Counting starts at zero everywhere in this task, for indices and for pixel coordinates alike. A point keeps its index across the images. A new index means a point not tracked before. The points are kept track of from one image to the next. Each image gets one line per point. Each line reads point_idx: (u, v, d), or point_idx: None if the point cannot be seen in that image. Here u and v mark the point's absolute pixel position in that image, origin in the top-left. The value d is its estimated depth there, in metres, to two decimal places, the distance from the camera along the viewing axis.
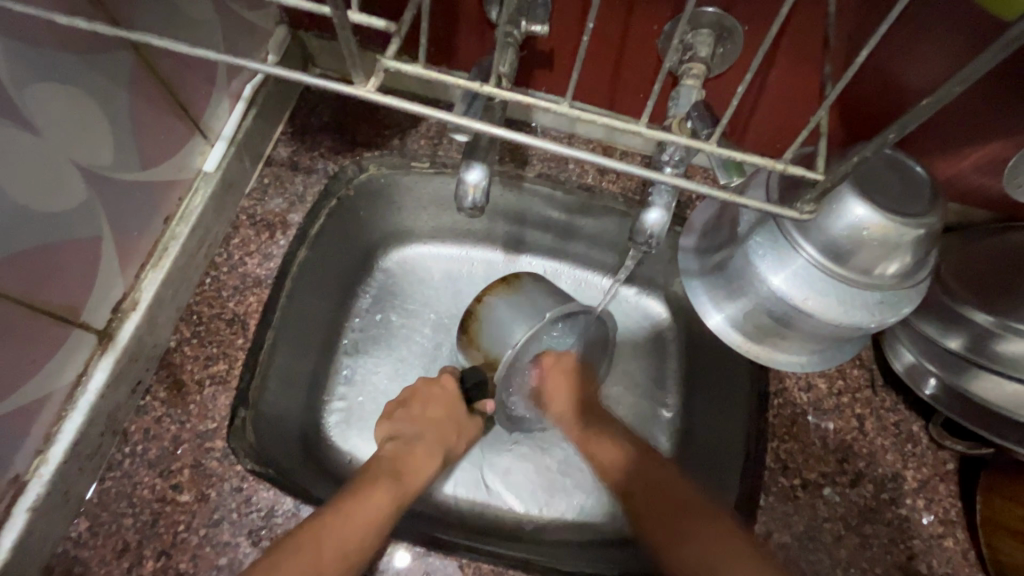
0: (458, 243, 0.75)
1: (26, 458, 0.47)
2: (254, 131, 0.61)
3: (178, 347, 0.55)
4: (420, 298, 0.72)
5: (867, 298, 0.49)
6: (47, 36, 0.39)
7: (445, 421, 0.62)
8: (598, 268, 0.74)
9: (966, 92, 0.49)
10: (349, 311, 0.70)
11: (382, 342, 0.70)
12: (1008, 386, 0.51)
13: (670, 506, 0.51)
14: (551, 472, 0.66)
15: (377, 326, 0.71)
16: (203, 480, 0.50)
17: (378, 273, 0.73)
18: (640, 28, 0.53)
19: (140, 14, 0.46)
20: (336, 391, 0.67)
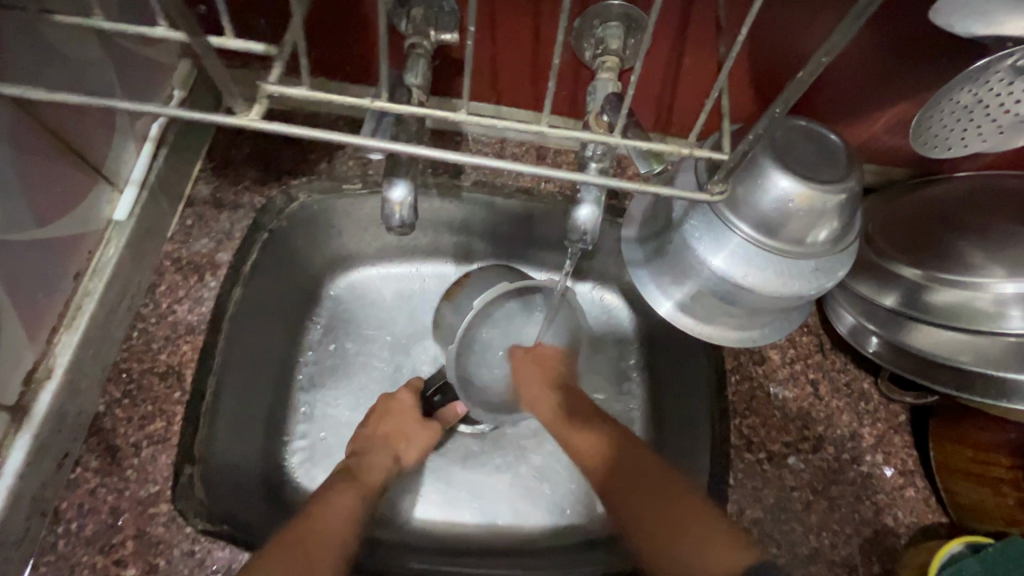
0: (406, 261, 0.73)
1: None
2: (166, 171, 0.58)
3: (109, 410, 0.51)
4: (374, 321, 0.70)
5: (803, 267, 0.51)
6: None
7: (395, 436, 0.61)
8: (549, 267, 0.73)
9: (854, 49, 0.50)
10: (300, 346, 0.67)
11: (339, 372, 0.67)
12: (944, 334, 0.52)
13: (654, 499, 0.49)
14: (528, 480, 0.65)
15: (332, 356, 0.68)
16: (149, 549, 0.47)
17: (326, 302, 0.70)
18: (551, 28, 0.53)
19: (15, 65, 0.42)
20: (295, 429, 0.64)
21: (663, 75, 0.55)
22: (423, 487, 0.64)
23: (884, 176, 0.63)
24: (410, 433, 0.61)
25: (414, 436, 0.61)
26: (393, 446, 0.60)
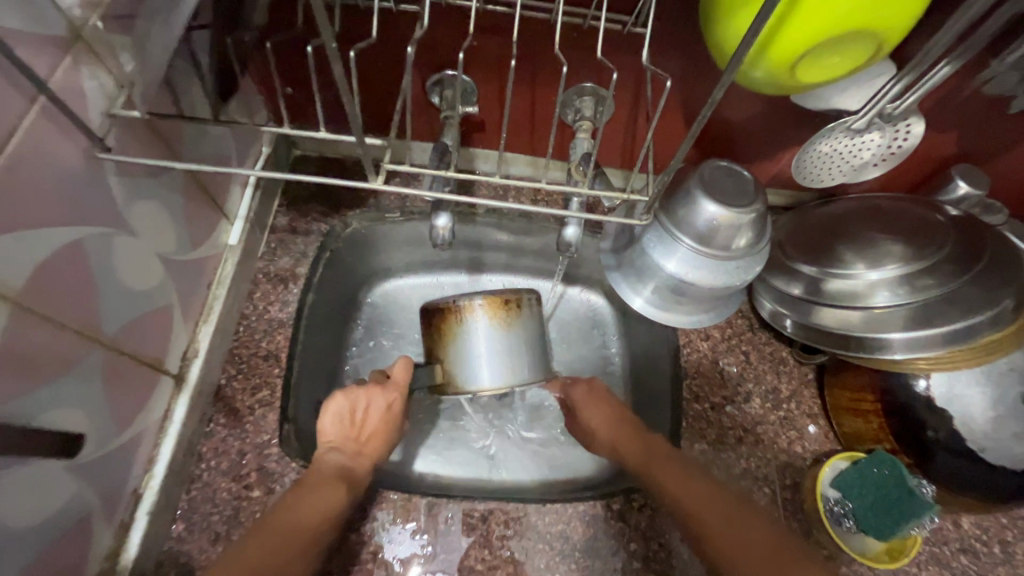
0: (427, 274, 0.93)
1: (139, 474, 0.58)
2: (259, 207, 0.78)
3: (228, 382, 0.70)
4: (404, 321, 0.91)
5: (729, 266, 0.72)
6: (138, 167, 0.52)
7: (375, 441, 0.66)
8: (545, 276, 0.93)
9: (760, 114, 0.70)
10: (347, 341, 0.87)
11: (379, 362, 0.88)
12: (830, 313, 0.70)
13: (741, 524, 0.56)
14: (531, 440, 0.84)
15: (372, 350, 0.88)
16: (268, 478, 0.65)
17: (366, 307, 0.90)
18: (544, 101, 0.74)
19: (187, 139, 0.59)
20: None
21: (623, 132, 0.76)
22: (452, 445, 0.83)
23: (791, 197, 0.85)
24: (388, 436, 0.68)
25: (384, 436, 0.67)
26: (371, 451, 0.66)
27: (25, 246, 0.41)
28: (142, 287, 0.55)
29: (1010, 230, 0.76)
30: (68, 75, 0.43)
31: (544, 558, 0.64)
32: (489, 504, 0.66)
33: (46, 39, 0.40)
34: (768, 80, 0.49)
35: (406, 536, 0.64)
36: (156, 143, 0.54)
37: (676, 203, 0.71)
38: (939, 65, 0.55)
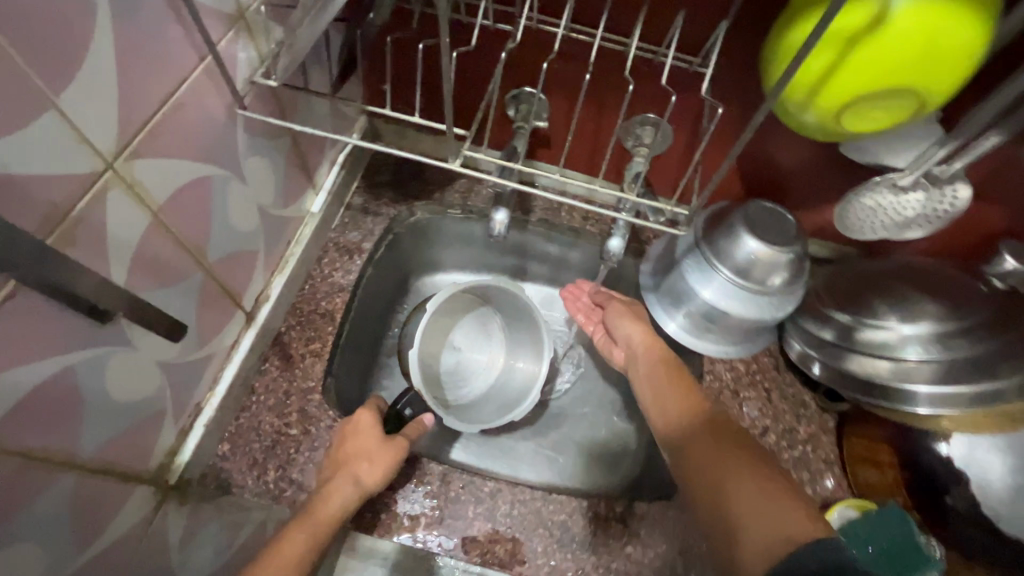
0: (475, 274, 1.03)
1: (203, 390, 0.66)
2: (340, 185, 0.88)
3: (287, 331, 0.78)
4: None
5: (761, 300, 0.76)
6: (257, 125, 0.62)
7: (356, 455, 0.65)
8: None
9: (810, 162, 0.75)
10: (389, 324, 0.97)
11: None
12: (859, 360, 0.72)
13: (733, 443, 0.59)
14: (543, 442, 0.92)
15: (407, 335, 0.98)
16: (306, 419, 0.72)
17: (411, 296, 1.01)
18: (608, 125, 0.81)
19: (299, 109, 0.69)
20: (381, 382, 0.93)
21: (678, 163, 0.82)
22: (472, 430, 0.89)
23: (834, 251, 0.88)
24: (381, 456, 0.65)
25: (374, 453, 0.65)
26: (352, 469, 0.63)
27: (172, 171, 0.50)
28: (240, 228, 0.64)
29: None
30: (229, 45, 0.53)
31: (542, 543, 0.67)
32: (500, 482, 0.70)
33: (221, 14, 0.51)
34: (820, 126, 0.54)
35: (419, 496, 0.69)
36: (274, 106, 0.63)
37: (720, 232, 0.76)
38: (985, 136, 0.58)
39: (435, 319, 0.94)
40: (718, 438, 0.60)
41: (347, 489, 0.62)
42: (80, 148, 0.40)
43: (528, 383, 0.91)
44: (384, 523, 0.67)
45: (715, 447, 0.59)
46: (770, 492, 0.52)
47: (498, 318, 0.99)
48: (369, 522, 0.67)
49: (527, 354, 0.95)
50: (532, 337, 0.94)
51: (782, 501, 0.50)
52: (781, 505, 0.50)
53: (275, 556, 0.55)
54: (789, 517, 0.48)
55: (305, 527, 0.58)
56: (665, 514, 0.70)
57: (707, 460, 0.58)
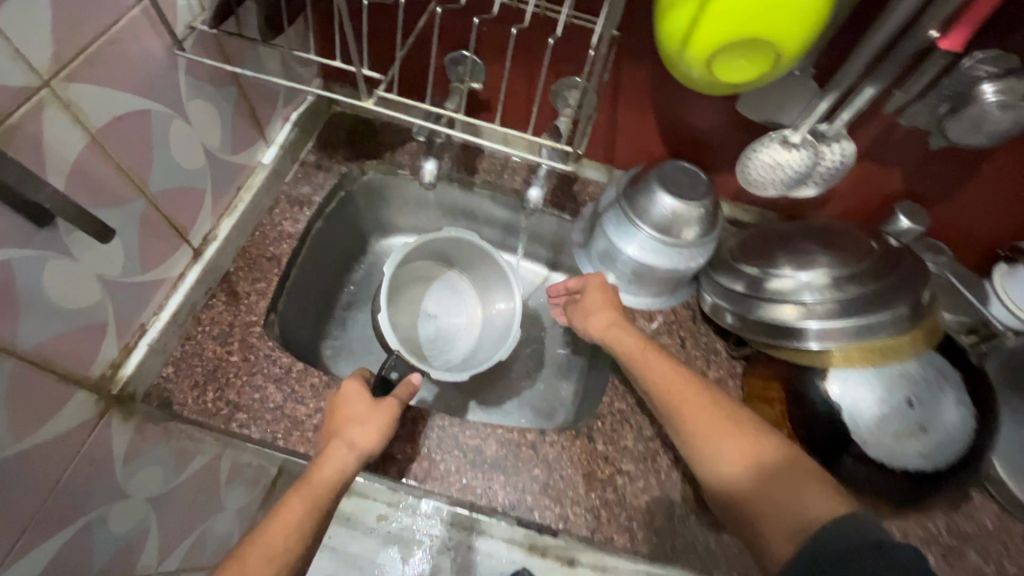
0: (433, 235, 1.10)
1: (149, 313, 0.73)
2: (294, 141, 0.94)
3: (236, 271, 0.84)
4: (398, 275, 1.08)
5: (673, 253, 0.82)
6: (200, 70, 0.68)
7: (346, 419, 0.69)
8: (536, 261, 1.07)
9: (720, 124, 0.81)
10: (345, 280, 1.04)
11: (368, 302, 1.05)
12: (762, 308, 0.76)
13: (746, 424, 0.64)
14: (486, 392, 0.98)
15: (363, 292, 1.05)
16: (248, 348, 0.78)
17: (370, 256, 1.07)
18: (539, 88, 0.87)
19: (244, 60, 0.75)
20: (333, 333, 1.00)
21: (605, 126, 0.89)
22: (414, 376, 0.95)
23: (756, 215, 0.94)
24: (378, 423, 0.68)
25: (365, 418, 0.69)
26: (346, 435, 0.67)
27: (111, 100, 0.56)
28: (185, 166, 0.70)
29: (949, 270, 0.82)
30: None
31: (456, 462, 0.73)
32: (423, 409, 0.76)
33: None
34: (704, 80, 0.61)
35: None
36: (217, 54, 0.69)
37: (637, 188, 0.82)
38: (862, 87, 0.63)
39: (403, 292, 1.02)
40: (725, 419, 0.65)
41: (340, 454, 0.65)
42: (13, 62, 0.46)
43: (507, 318, 0.98)
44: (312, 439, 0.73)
45: (722, 425, 0.64)
46: (798, 480, 0.58)
47: (463, 276, 1.06)
48: (297, 439, 0.73)
49: (500, 301, 1.01)
50: (499, 283, 1.00)
51: (806, 488, 0.57)
52: (801, 488, 0.57)
53: (276, 525, 0.58)
54: (820, 505, 0.55)
55: (303, 491, 0.61)
56: (573, 442, 0.75)
57: (716, 445, 0.63)
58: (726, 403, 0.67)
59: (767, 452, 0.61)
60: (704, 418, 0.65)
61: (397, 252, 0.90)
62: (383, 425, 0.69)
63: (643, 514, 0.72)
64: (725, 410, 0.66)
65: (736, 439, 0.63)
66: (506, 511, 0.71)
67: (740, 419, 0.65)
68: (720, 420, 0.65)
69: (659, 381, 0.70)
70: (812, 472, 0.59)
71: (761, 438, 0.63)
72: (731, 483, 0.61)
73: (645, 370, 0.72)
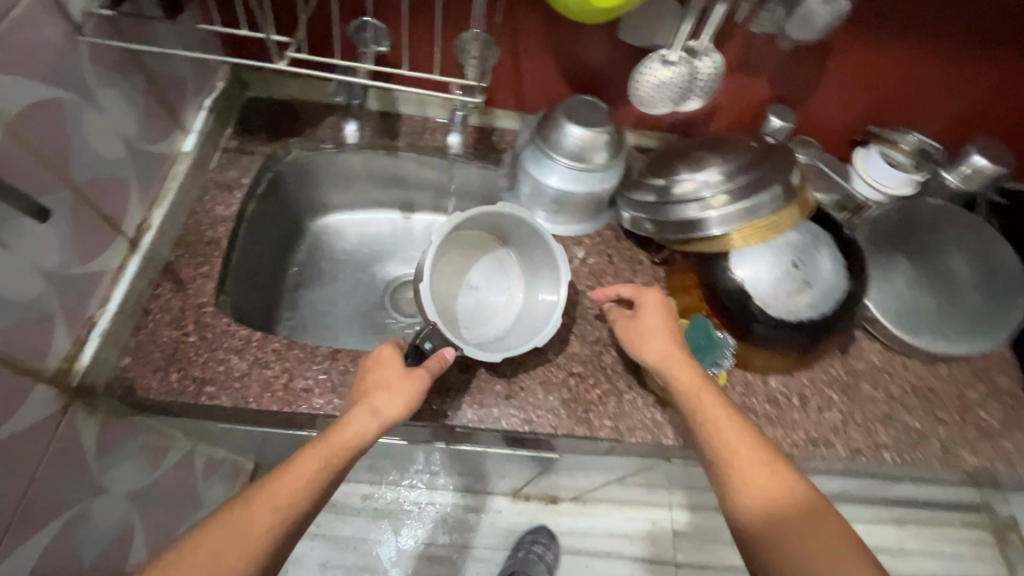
0: (367, 209, 1.14)
1: (96, 304, 0.75)
2: (211, 128, 0.94)
3: (177, 259, 0.85)
4: (340, 251, 1.11)
5: (587, 177, 0.90)
6: (105, 57, 0.69)
7: (378, 383, 0.71)
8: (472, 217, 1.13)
9: (611, 58, 0.90)
10: (288, 262, 1.06)
11: (315, 279, 1.08)
12: (672, 210, 0.85)
13: (784, 467, 0.66)
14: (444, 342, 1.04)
15: (308, 271, 1.08)
16: (203, 327, 0.80)
17: (308, 235, 1.10)
18: (443, 44, 0.92)
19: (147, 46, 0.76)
20: (285, 313, 1.02)
21: (511, 74, 0.96)
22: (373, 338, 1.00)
23: (658, 140, 1.04)
24: (408, 397, 0.71)
25: (395, 385, 0.71)
26: (373, 400, 0.69)
27: (22, 87, 0.57)
28: (105, 156, 0.71)
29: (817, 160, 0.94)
30: None
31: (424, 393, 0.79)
32: None
33: None
34: (576, 8, 0.69)
35: (313, 373, 0.79)
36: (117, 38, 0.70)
37: (548, 124, 0.90)
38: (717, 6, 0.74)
39: (448, 258, 0.99)
40: (763, 459, 0.66)
41: (364, 419, 0.67)
42: None
43: (547, 308, 0.89)
44: (284, 398, 0.76)
45: (763, 466, 0.65)
46: (825, 534, 0.60)
47: (513, 255, 0.99)
48: (269, 400, 0.76)
49: (546, 284, 0.92)
50: (546, 267, 0.92)
51: (834, 550, 0.59)
52: (831, 549, 0.59)
53: (287, 476, 0.61)
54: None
55: (321, 449, 0.63)
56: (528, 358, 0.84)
57: (749, 479, 0.65)
58: (766, 442, 0.68)
59: (799, 496, 0.63)
60: (745, 449, 0.67)
61: (445, 222, 0.85)
62: (412, 389, 0.71)
63: (596, 405, 0.82)
64: (764, 446, 0.67)
65: (773, 480, 0.64)
66: (476, 425, 0.79)
67: (778, 460, 0.66)
68: (756, 458, 0.66)
69: (703, 405, 0.71)
70: (845, 534, 0.60)
71: (798, 484, 0.64)
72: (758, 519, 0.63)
73: (688, 383, 0.72)
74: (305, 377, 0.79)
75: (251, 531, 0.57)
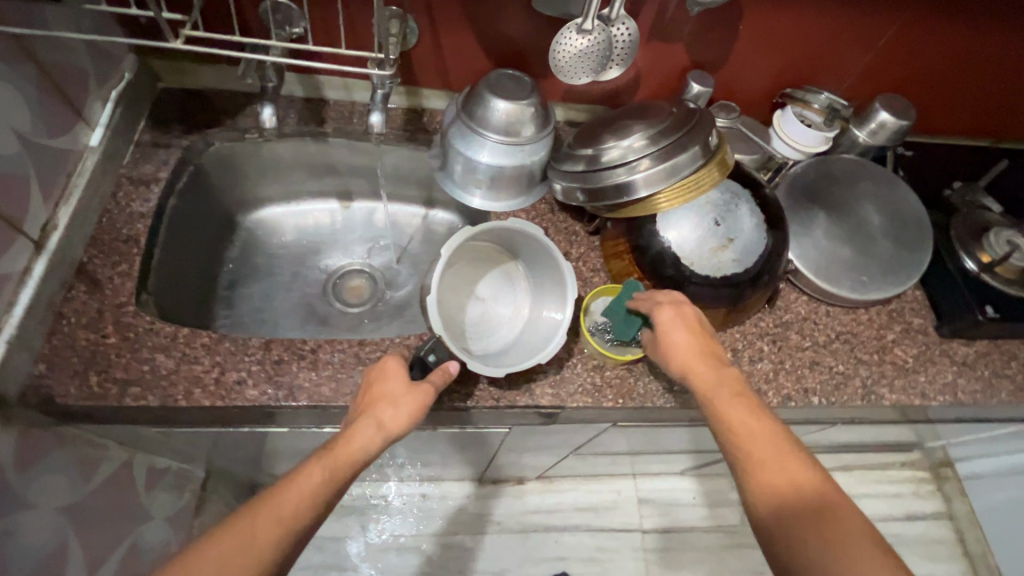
0: (305, 201, 1.10)
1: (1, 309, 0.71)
2: (121, 121, 0.90)
3: (90, 260, 0.81)
4: (277, 244, 1.08)
5: (515, 151, 0.91)
6: None
7: (382, 398, 0.69)
8: (412, 202, 1.11)
9: (529, 29, 0.91)
10: (222, 261, 1.02)
11: (251, 274, 1.04)
12: (599, 178, 0.86)
13: (802, 458, 0.63)
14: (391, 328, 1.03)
15: (244, 267, 1.04)
16: (124, 326, 0.76)
17: (242, 231, 1.06)
18: (359, 23, 0.91)
19: (32, 32, 0.72)
20: (221, 311, 0.98)
21: (433, 51, 0.95)
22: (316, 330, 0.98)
23: (587, 113, 1.05)
24: (413, 406, 0.68)
25: (401, 398, 0.69)
26: (377, 412, 0.67)
27: None
28: None
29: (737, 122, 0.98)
30: None
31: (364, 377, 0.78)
32: (320, 340, 0.80)
33: None
34: None
35: (246, 365, 0.77)
36: None
37: (473, 100, 0.90)
38: None
39: (455, 268, 0.92)
40: (779, 452, 0.63)
41: (369, 431, 0.66)
42: None
43: (551, 329, 0.83)
44: (216, 392, 0.74)
45: (779, 459, 0.63)
46: (847, 526, 0.57)
47: (521, 267, 0.93)
48: (201, 395, 0.74)
49: (553, 296, 0.87)
50: (553, 277, 0.87)
51: (861, 545, 0.56)
52: (854, 542, 0.56)
53: (293, 487, 0.60)
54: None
55: (324, 461, 0.62)
56: None
57: (764, 471, 0.63)
58: (784, 435, 0.65)
59: (818, 488, 0.61)
60: (759, 442, 0.65)
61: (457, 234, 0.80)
62: (419, 402, 0.69)
63: (538, 373, 0.83)
64: (782, 439, 0.65)
65: (790, 473, 0.62)
66: None
67: (796, 453, 0.63)
68: (773, 451, 0.64)
69: (719, 402, 0.69)
70: (868, 527, 0.57)
71: (817, 476, 0.61)
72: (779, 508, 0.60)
73: (701, 385, 0.71)
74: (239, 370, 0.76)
75: (256, 542, 0.57)
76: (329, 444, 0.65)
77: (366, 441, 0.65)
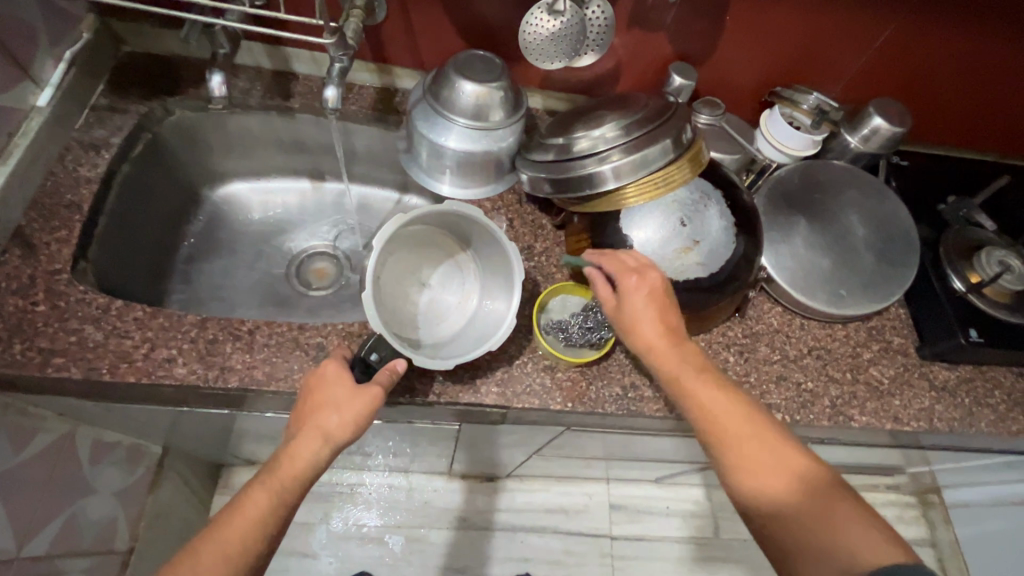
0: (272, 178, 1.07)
1: None
2: (75, 83, 0.87)
3: (29, 224, 0.78)
4: (239, 221, 1.05)
5: (481, 136, 0.86)
6: None
7: (323, 403, 0.66)
8: (381, 185, 1.07)
9: (502, 8, 0.87)
10: (181, 235, 0.99)
11: (208, 249, 1.01)
12: (564, 168, 0.81)
13: (778, 437, 0.64)
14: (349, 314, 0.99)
15: (202, 241, 1.01)
16: (55, 294, 0.74)
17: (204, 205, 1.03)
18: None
19: None
20: (175, 286, 0.95)
21: (403, 26, 0.91)
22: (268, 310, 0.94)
23: (566, 101, 1.00)
24: (360, 409, 0.65)
25: (343, 402, 0.65)
26: (321, 421, 0.65)
27: None
28: None
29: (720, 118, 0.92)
30: None
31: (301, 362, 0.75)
32: (259, 321, 0.77)
33: None
34: None
35: (178, 342, 0.74)
36: None
37: (440, 80, 0.85)
38: None
39: (398, 257, 0.87)
40: (757, 435, 0.64)
41: (312, 446, 0.64)
42: None
43: (497, 319, 0.80)
44: (142, 368, 0.71)
45: (758, 440, 0.63)
46: (831, 498, 0.58)
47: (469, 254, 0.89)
48: (127, 371, 0.71)
49: (502, 285, 0.83)
50: (502, 268, 0.83)
51: (846, 514, 0.56)
52: (839, 511, 0.57)
53: (241, 514, 0.61)
54: (867, 543, 0.54)
55: (267, 485, 0.62)
56: None
57: (746, 451, 0.63)
58: (756, 414, 0.66)
59: (795, 466, 0.61)
60: (735, 426, 0.65)
61: (391, 221, 0.75)
62: (367, 405, 0.66)
63: (485, 370, 0.79)
64: (755, 421, 0.65)
65: (768, 454, 0.62)
66: None
67: (770, 432, 0.64)
68: (749, 435, 0.64)
69: (691, 385, 0.67)
70: (851, 498, 0.58)
71: (794, 454, 0.62)
72: (768, 498, 0.60)
73: (674, 369, 0.68)
74: (169, 347, 0.73)
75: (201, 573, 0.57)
76: (272, 462, 0.63)
77: (310, 456, 0.63)
